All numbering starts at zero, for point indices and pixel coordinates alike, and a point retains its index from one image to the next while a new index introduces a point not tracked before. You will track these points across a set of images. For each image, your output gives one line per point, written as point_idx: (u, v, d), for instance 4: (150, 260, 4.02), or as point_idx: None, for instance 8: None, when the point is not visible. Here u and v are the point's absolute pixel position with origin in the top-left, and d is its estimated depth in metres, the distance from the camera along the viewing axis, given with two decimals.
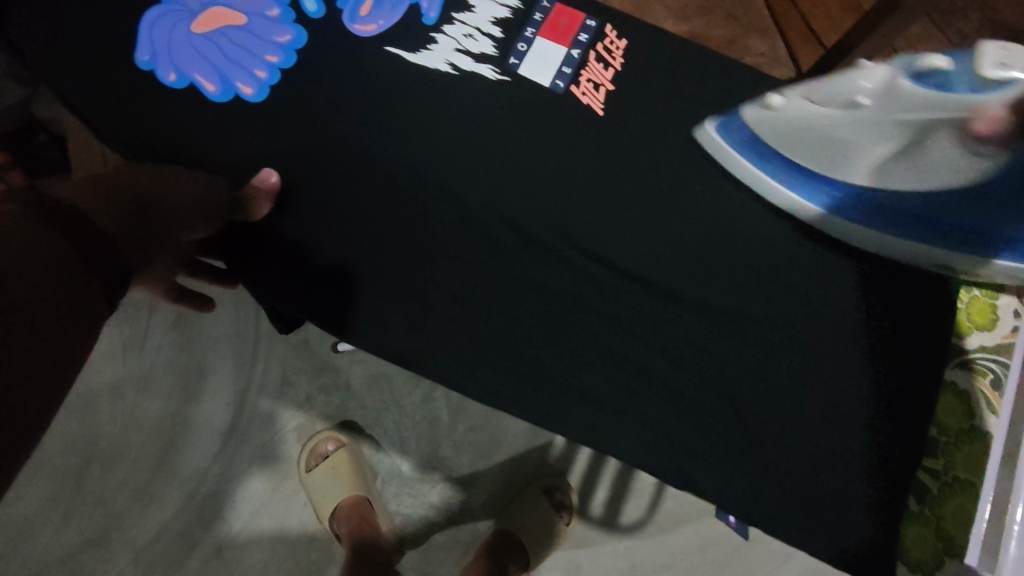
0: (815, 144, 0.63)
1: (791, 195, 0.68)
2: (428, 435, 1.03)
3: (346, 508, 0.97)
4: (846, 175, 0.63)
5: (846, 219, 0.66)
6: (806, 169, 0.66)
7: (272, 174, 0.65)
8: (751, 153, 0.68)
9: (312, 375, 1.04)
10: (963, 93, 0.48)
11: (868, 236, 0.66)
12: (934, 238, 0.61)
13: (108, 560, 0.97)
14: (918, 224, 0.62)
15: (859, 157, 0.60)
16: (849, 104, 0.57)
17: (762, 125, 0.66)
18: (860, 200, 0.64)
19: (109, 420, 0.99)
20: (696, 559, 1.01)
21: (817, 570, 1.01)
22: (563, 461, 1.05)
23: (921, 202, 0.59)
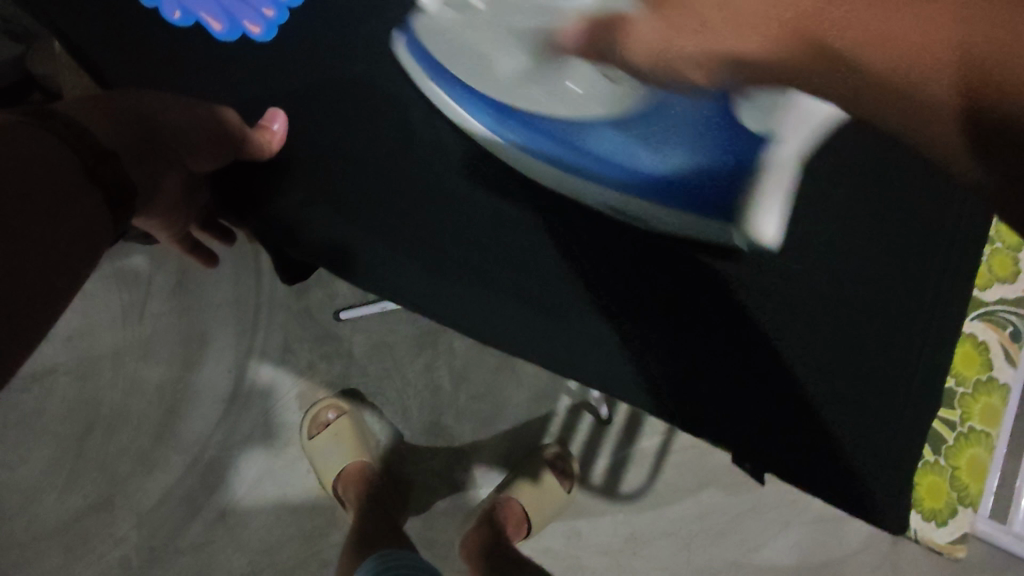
0: (460, 57, 0.55)
1: (460, 112, 0.56)
2: (430, 403, 1.04)
3: (350, 474, 0.98)
4: (491, 86, 0.54)
5: (499, 138, 0.55)
6: (480, 92, 0.55)
7: (280, 120, 0.56)
8: (435, 72, 0.56)
9: (314, 343, 1.04)
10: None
11: (529, 163, 0.55)
12: (573, 160, 0.54)
13: (112, 524, 0.97)
14: (597, 155, 0.53)
15: (492, 69, 0.54)
16: (464, 7, 0.55)
17: (434, 41, 0.57)
18: (535, 129, 0.54)
19: (111, 385, 1.00)
20: (693, 527, 1.03)
21: (810, 539, 1.03)
22: (565, 429, 1.05)
23: (574, 129, 0.53)
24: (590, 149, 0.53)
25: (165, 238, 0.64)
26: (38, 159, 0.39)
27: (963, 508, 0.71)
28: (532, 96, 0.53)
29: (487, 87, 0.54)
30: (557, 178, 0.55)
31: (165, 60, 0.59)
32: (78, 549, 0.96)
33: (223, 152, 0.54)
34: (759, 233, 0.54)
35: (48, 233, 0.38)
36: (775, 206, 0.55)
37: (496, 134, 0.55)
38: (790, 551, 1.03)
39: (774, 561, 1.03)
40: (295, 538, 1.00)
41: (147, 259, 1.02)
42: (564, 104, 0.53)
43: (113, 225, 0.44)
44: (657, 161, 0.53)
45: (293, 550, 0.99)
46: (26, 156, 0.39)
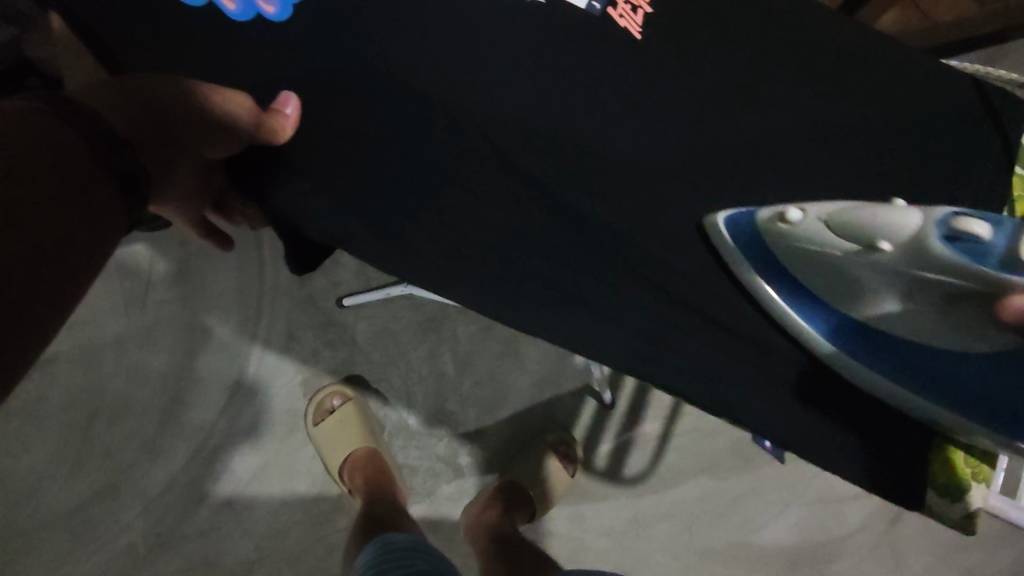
0: (820, 274, 0.52)
1: (788, 311, 0.56)
2: (435, 389, 1.04)
3: (356, 460, 0.97)
4: (850, 308, 0.52)
5: (847, 354, 0.54)
6: (822, 298, 0.53)
7: (292, 104, 0.55)
8: (772, 270, 0.56)
9: (318, 330, 1.04)
10: (990, 268, 0.42)
11: (867, 377, 0.54)
12: (920, 382, 0.51)
13: (118, 510, 0.97)
14: (961, 399, 0.49)
15: (860, 296, 0.50)
16: (864, 242, 0.48)
17: (778, 245, 0.54)
18: (880, 344, 0.52)
19: (113, 373, 1.00)
20: (695, 509, 1.04)
21: (808, 520, 1.05)
22: (568, 414, 1.06)
23: (941, 365, 0.49)
24: (958, 384, 0.49)
25: (178, 223, 0.63)
26: (47, 146, 0.39)
27: None
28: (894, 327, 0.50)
29: (849, 308, 0.52)
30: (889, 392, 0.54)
31: (162, 34, 0.57)
32: (84, 536, 0.96)
33: (242, 139, 0.53)
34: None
35: (45, 220, 0.37)
36: None
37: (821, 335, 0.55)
38: (790, 531, 1.05)
39: (774, 542, 1.04)
40: (301, 524, 1.00)
41: (148, 247, 1.02)
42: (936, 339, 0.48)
43: (125, 213, 0.44)
44: None
45: (299, 535, 1.00)
46: (35, 141, 0.38)
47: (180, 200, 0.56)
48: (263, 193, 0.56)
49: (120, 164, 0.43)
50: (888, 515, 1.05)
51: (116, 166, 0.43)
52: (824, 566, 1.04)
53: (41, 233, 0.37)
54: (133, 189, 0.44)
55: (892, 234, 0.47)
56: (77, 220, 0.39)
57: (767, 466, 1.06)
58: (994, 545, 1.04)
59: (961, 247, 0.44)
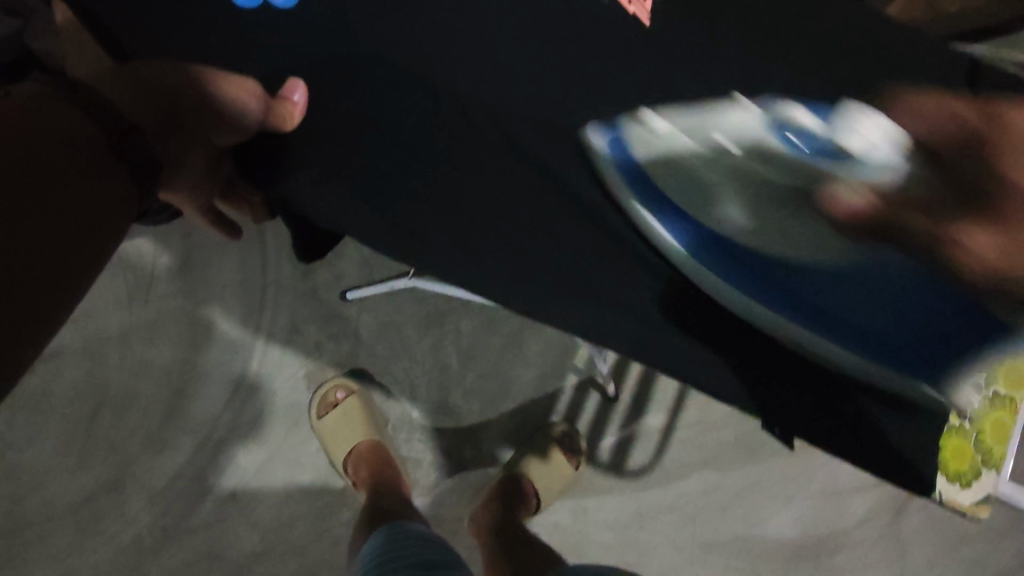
0: (680, 178, 0.50)
1: (657, 228, 0.54)
2: (439, 382, 1.04)
3: (360, 453, 0.98)
4: (699, 217, 0.51)
5: (709, 272, 0.53)
6: (675, 205, 0.52)
7: (299, 92, 0.54)
8: (638, 190, 0.54)
9: (321, 323, 1.04)
10: (822, 159, 0.40)
11: (731, 297, 0.53)
12: (777, 299, 0.50)
13: (124, 503, 0.98)
14: (827, 316, 0.49)
15: (707, 199, 0.49)
16: (704, 142, 0.48)
17: (644, 151, 0.53)
18: (729, 257, 0.51)
19: (118, 368, 1.00)
20: (699, 502, 1.04)
21: (812, 512, 1.05)
22: (572, 407, 1.06)
23: (796, 282, 0.48)
24: (806, 295, 0.48)
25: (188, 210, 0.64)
26: (62, 133, 0.39)
27: (986, 472, 0.64)
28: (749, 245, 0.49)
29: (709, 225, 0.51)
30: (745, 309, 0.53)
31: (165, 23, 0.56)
32: (90, 529, 0.97)
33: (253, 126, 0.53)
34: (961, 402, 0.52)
35: (62, 208, 0.37)
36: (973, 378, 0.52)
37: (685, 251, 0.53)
38: (794, 523, 1.05)
39: (778, 534, 1.05)
40: (306, 517, 1.01)
41: (150, 241, 1.02)
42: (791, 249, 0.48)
43: (137, 200, 0.43)
44: (901, 327, 0.47)
45: (304, 528, 1.00)
46: (50, 128, 0.39)
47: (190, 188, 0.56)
48: (270, 182, 0.55)
49: (132, 152, 0.43)
50: (892, 507, 1.05)
51: (130, 154, 0.43)
52: (828, 558, 1.04)
53: (58, 218, 0.37)
54: (148, 177, 0.44)
55: (716, 137, 0.47)
56: (94, 207, 0.39)
57: (770, 458, 1.06)
58: (997, 536, 1.04)
59: (800, 136, 0.42)
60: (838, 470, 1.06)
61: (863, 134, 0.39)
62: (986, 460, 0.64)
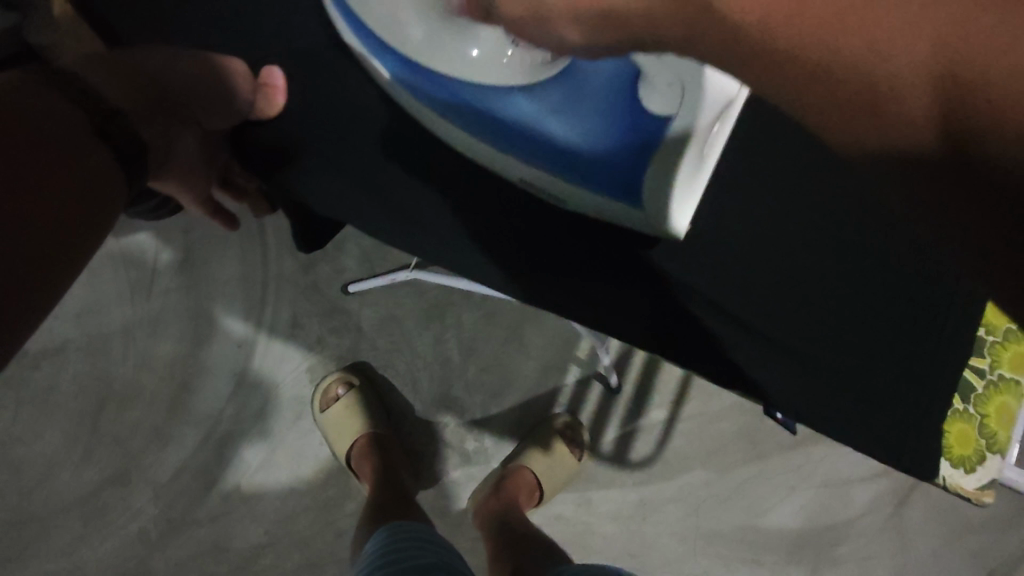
0: (373, 8, 0.54)
1: (377, 66, 0.53)
2: (440, 375, 1.04)
3: (363, 445, 0.98)
4: (396, 41, 0.53)
5: (430, 112, 0.54)
6: (380, 38, 0.53)
7: (278, 77, 0.55)
8: (344, 20, 0.54)
9: (323, 317, 1.04)
10: None
11: (447, 130, 0.54)
12: (473, 123, 0.53)
13: (129, 497, 0.98)
14: (510, 130, 0.53)
15: (397, 25, 0.54)
16: None
17: None
18: (433, 84, 0.53)
19: (122, 362, 1.00)
20: (702, 493, 1.04)
21: (815, 502, 1.05)
22: (574, 400, 1.06)
23: (477, 95, 0.54)
24: (500, 109, 0.53)
25: (185, 204, 0.63)
26: (43, 114, 0.39)
27: (991, 457, 0.64)
28: (457, 64, 0.54)
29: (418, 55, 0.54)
30: (464, 143, 0.53)
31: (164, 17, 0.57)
32: (95, 522, 0.97)
33: (246, 111, 0.54)
34: (675, 221, 0.52)
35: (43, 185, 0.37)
36: (692, 194, 0.51)
37: (401, 84, 0.53)
38: (797, 514, 1.05)
39: (781, 525, 1.04)
40: (310, 509, 1.01)
41: (152, 236, 1.02)
42: (476, 65, 0.54)
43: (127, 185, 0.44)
44: (572, 130, 0.53)
45: (308, 521, 1.01)
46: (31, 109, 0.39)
47: (184, 176, 0.55)
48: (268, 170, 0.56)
49: (117, 136, 0.43)
50: (896, 498, 1.05)
51: (114, 138, 0.43)
52: (832, 549, 1.04)
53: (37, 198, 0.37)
54: (133, 161, 0.44)
55: None
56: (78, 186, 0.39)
57: (773, 449, 1.06)
58: (1001, 527, 1.04)
59: None
60: (840, 460, 1.06)
61: None
62: (991, 445, 0.64)
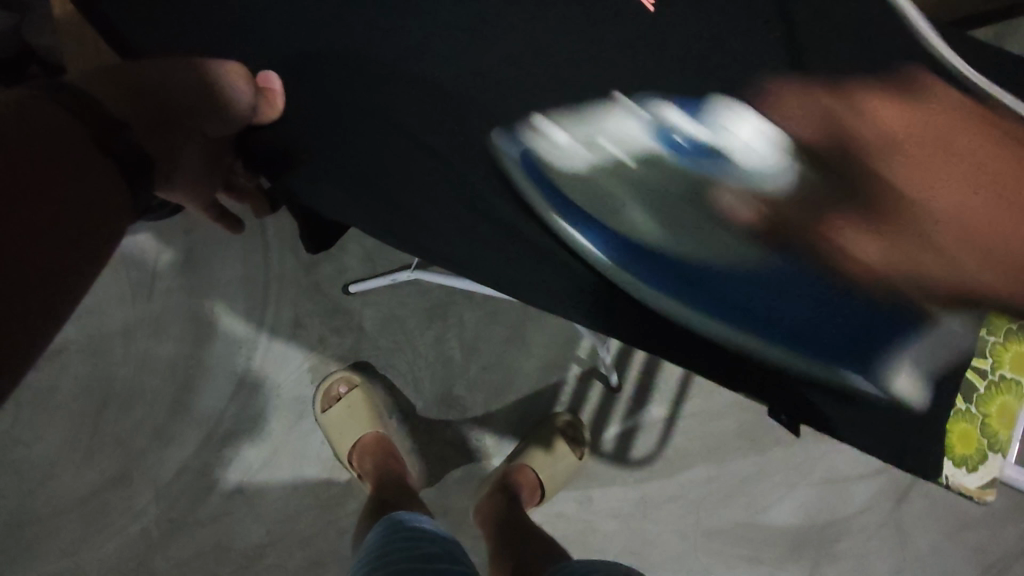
0: (580, 189, 0.55)
1: (571, 232, 0.54)
2: (442, 374, 1.05)
3: (366, 444, 0.98)
4: (613, 226, 0.55)
5: (647, 288, 0.54)
6: (595, 217, 0.54)
7: (276, 80, 0.55)
8: (546, 191, 0.55)
9: (324, 317, 1.04)
10: (692, 159, 0.56)
11: (652, 296, 0.54)
12: (701, 302, 0.54)
13: (131, 497, 0.98)
14: (739, 309, 0.54)
15: (612, 208, 0.55)
16: (582, 143, 0.56)
17: (553, 160, 0.55)
18: (663, 263, 0.54)
19: (123, 362, 1.00)
20: (703, 490, 1.05)
21: (814, 499, 1.06)
22: (575, 398, 1.07)
23: (707, 275, 0.54)
24: (727, 292, 0.54)
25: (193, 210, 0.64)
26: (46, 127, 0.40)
27: (992, 456, 0.58)
28: (682, 245, 0.55)
29: (652, 237, 0.55)
30: (696, 320, 0.53)
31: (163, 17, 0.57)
32: (97, 522, 0.97)
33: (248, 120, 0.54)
34: (899, 391, 0.53)
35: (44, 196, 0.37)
36: (909, 365, 0.53)
37: (618, 264, 0.54)
38: (796, 511, 1.05)
39: (781, 522, 1.05)
40: (313, 509, 1.01)
41: (153, 237, 1.03)
42: (699, 248, 0.54)
43: (130, 196, 0.43)
44: (806, 311, 0.53)
45: (310, 520, 1.01)
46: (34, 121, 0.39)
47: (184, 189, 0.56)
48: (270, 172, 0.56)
49: (122, 149, 0.43)
50: (894, 495, 1.06)
51: (119, 150, 0.43)
52: (831, 545, 1.05)
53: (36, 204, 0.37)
54: (140, 173, 0.44)
55: (597, 141, 0.56)
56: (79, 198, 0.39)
57: (773, 447, 1.06)
58: (999, 523, 1.05)
59: (670, 135, 0.56)
60: (840, 457, 1.07)
61: (743, 134, 0.56)
62: (992, 444, 0.58)
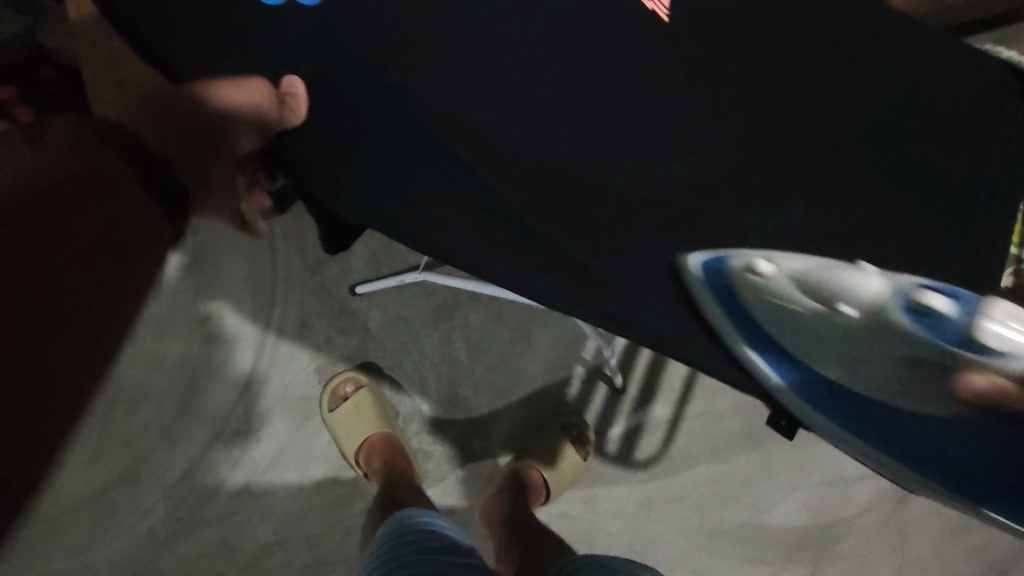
0: (782, 326, 0.55)
1: (760, 361, 0.55)
2: (448, 375, 1.05)
3: (372, 444, 0.99)
4: (795, 356, 0.55)
5: (799, 397, 0.55)
6: (780, 347, 0.55)
7: (300, 85, 0.55)
8: (743, 321, 0.55)
9: (331, 318, 1.05)
10: (914, 326, 0.54)
11: (813, 415, 0.55)
12: (850, 420, 0.55)
13: (138, 496, 0.99)
14: (884, 434, 0.55)
15: (808, 351, 0.55)
16: (828, 302, 0.56)
17: (751, 295, 0.56)
18: (822, 383, 0.55)
19: (129, 362, 1.01)
20: (706, 491, 1.06)
21: (817, 499, 1.06)
22: (580, 399, 1.07)
23: (871, 405, 0.55)
24: (880, 422, 0.55)
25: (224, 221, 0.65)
26: None
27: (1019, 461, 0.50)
28: (858, 383, 0.55)
29: (833, 372, 0.55)
30: (833, 431, 0.55)
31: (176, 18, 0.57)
32: (104, 522, 0.98)
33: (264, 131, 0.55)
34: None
35: None
36: None
37: (802, 399, 0.55)
38: (798, 512, 1.06)
39: (784, 522, 1.06)
40: (319, 508, 1.02)
41: None
42: (874, 386, 0.55)
43: None
44: (955, 453, 0.54)
45: (316, 519, 1.02)
46: None
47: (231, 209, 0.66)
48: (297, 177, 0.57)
49: None
50: (895, 496, 1.07)
51: None
52: (833, 546, 1.06)
53: None
54: None
55: (835, 300, 0.56)
56: None
57: (776, 447, 1.07)
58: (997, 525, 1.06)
59: (912, 311, 0.55)
60: (842, 459, 1.08)
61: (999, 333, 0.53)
62: None
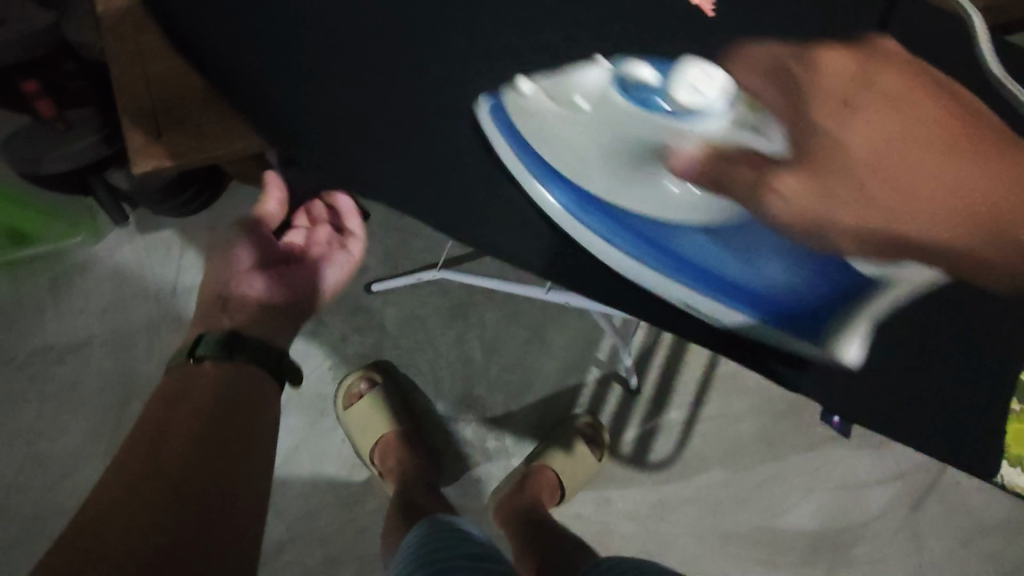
0: (543, 142, 0.45)
1: (541, 188, 0.46)
2: (462, 374, 1.05)
3: (388, 442, 0.99)
4: (573, 177, 0.45)
5: (589, 229, 0.45)
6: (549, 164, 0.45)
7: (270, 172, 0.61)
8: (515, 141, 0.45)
9: (346, 316, 1.05)
10: (651, 112, 0.43)
11: (609, 253, 0.46)
12: (650, 253, 0.45)
13: None
14: (678, 259, 0.44)
15: (574, 166, 0.45)
16: (565, 99, 0.45)
17: (520, 117, 0.46)
18: (601, 202, 0.45)
19: (145, 358, 1.01)
20: (720, 494, 1.05)
21: (832, 503, 1.06)
22: (594, 400, 1.07)
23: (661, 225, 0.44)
24: (677, 245, 0.44)
25: None
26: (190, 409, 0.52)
27: None
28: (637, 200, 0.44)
29: (598, 185, 0.45)
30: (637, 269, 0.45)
31: None
32: None
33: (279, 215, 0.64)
34: (847, 357, 0.45)
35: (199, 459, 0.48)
36: (860, 330, 0.44)
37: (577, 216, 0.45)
38: (813, 516, 1.06)
39: (798, 527, 1.05)
40: (333, 506, 1.02)
41: (178, 233, 1.04)
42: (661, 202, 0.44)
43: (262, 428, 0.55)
44: (763, 274, 0.43)
45: (329, 518, 1.01)
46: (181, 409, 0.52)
47: None
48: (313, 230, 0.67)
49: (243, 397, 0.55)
50: (911, 501, 1.06)
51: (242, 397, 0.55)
52: (847, 551, 1.05)
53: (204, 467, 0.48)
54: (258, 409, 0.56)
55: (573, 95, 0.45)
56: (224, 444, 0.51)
57: (791, 451, 1.07)
58: (1013, 530, 1.06)
59: (628, 87, 0.44)
60: (857, 463, 1.07)
61: (691, 88, 0.43)
62: None
